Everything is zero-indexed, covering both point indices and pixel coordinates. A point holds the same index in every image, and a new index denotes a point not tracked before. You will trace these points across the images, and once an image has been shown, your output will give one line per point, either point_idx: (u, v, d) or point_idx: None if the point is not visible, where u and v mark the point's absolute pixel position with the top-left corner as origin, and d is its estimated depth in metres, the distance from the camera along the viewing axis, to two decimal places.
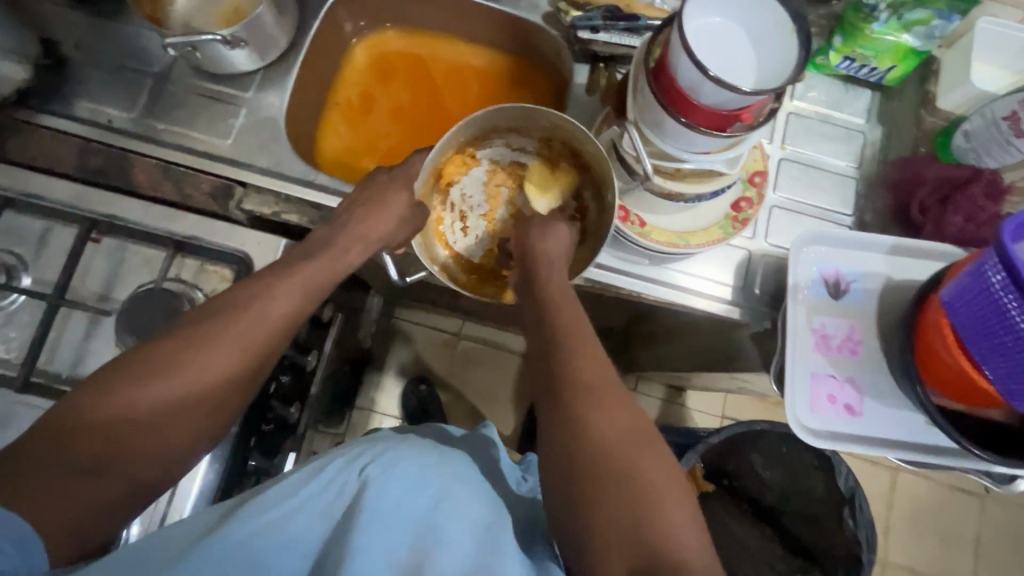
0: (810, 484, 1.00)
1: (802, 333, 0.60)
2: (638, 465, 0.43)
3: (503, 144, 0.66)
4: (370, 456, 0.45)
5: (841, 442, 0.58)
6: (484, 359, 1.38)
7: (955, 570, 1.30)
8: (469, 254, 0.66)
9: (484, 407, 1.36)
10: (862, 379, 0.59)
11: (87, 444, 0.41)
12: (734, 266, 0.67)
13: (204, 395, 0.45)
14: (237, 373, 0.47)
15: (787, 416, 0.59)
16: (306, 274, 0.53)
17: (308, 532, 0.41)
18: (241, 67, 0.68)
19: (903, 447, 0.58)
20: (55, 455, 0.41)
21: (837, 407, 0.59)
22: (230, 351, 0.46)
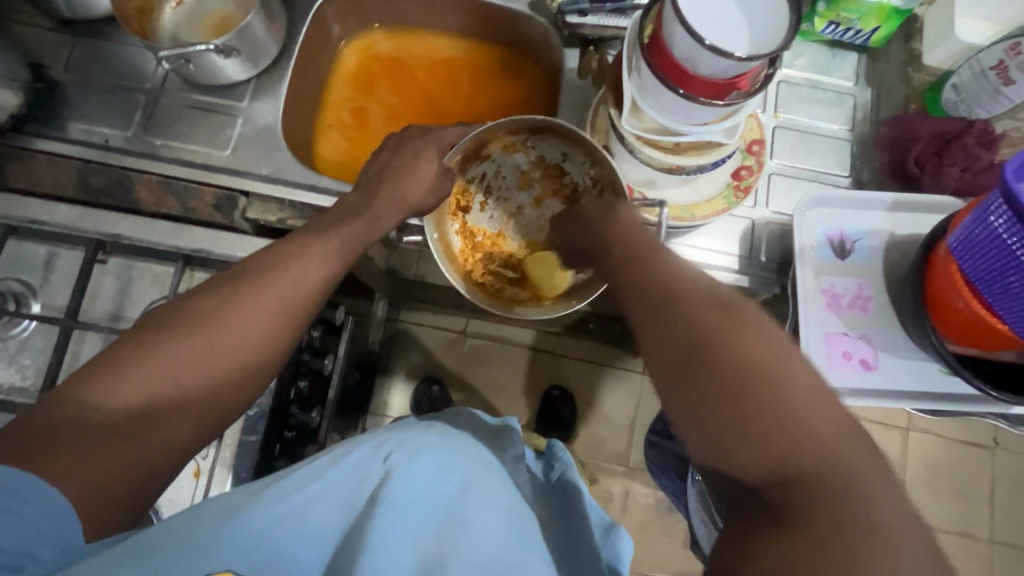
0: None
1: (812, 295, 0.61)
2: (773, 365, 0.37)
3: (557, 145, 0.66)
4: (394, 444, 0.43)
5: (860, 397, 0.59)
6: (493, 355, 1.39)
7: (974, 524, 1.32)
8: (476, 229, 0.70)
9: (497, 402, 1.37)
10: (875, 335, 0.60)
11: (120, 402, 0.41)
12: (739, 237, 0.67)
13: (223, 377, 0.46)
14: (260, 361, 0.48)
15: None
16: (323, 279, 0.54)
17: (330, 518, 0.39)
18: (235, 77, 0.68)
19: (920, 396, 0.59)
20: (86, 414, 0.40)
21: (853, 362, 0.60)
22: (244, 332, 0.47)
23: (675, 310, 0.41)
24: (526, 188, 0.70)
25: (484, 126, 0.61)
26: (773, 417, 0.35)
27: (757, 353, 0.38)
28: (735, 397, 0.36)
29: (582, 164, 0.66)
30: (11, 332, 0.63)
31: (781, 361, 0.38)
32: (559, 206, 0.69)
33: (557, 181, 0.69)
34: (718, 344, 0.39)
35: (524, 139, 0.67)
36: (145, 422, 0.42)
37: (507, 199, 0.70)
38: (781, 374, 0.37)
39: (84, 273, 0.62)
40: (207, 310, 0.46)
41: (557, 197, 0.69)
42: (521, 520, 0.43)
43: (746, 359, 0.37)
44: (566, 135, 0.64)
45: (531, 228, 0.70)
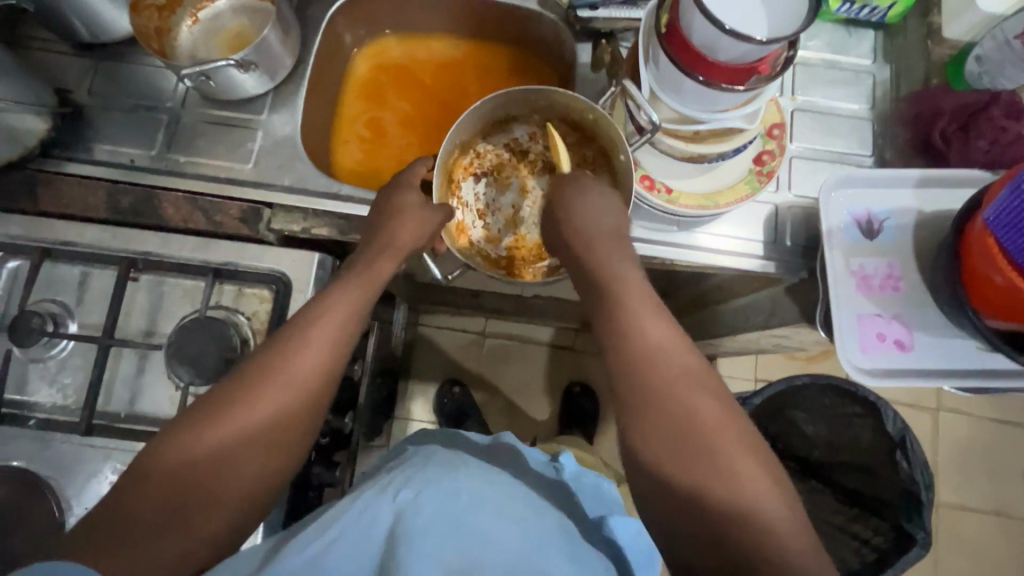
0: (858, 432, 1.02)
1: (842, 278, 0.60)
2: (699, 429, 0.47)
3: (502, 134, 0.70)
4: (399, 483, 0.46)
5: (895, 378, 0.58)
6: (513, 354, 1.46)
7: None
8: (491, 249, 0.68)
9: (520, 399, 1.44)
10: (907, 314, 0.59)
11: (165, 488, 0.45)
12: (763, 223, 0.67)
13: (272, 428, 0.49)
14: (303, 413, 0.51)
15: (840, 359, 0.58)
16: (337, 304, 0.55)
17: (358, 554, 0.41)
18: (253, 92, 0.69)
19: (958, 373, 0.58)
20: (135, 508, 0.44)
21: (888, 343, 0.59)
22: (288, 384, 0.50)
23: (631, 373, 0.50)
24: (505, 183, 0.70)
25: (446, 137, 0.62)
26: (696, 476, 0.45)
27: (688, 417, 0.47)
28: (666, 456, 0.46)
29: (536, 132, 0.69)
30: (50, 353, 0.64)
31: (704, 420, 0.47)
32: (543, 177, 0.70)
33: (524, 161, 0.70)
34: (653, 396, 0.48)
35: (475, 147, 0.69)
36: (190, 507, 0.45)
37: (500, 207, 0.69)
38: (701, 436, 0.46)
39: (119, 293, 0.63)
40: (237, 387, 0.50)
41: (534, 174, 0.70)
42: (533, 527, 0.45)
43: (679, 423, 0.47)
44: (505, 116, 0.68)
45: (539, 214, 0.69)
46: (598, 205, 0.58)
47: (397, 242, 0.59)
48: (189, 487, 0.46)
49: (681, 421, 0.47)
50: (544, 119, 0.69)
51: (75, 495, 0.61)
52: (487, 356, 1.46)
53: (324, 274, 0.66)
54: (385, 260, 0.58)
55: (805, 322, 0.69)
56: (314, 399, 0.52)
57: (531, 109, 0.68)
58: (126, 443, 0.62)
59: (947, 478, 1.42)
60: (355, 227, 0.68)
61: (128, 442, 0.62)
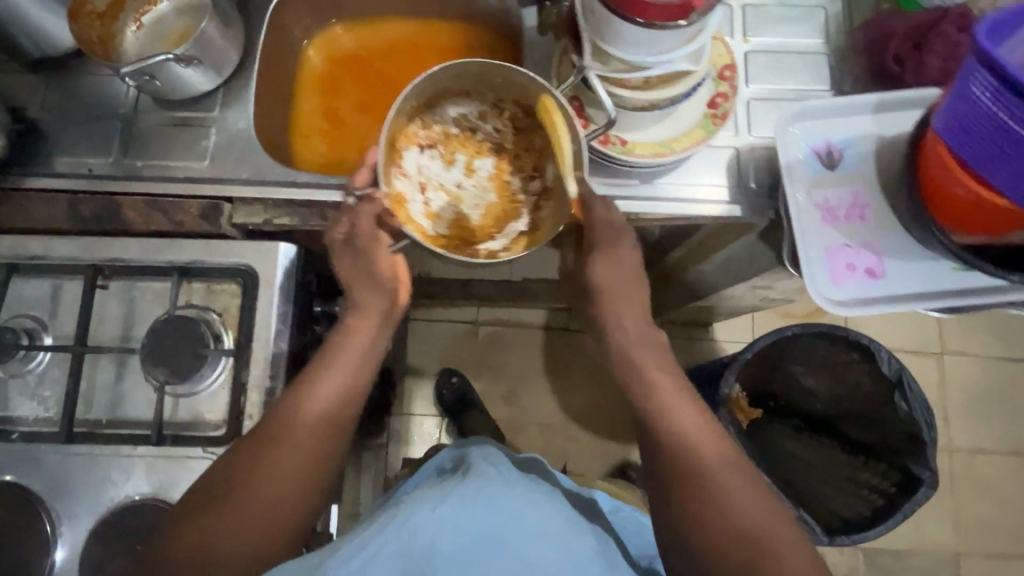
0: (857, 378, 1.00)
1: (806, 211, 0.59)
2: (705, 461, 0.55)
3: (454, 106, 0.69)
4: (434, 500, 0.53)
5: (868, 307, 0.57)
6: (509, 340, 1.46)
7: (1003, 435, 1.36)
8: (431, 228, 0.66)
9: (520, 384, 1.44)
10: (877, 241, 0.58)
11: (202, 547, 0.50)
12: (726, 167, 0.66)
13: (294, 502, 0.55)
14: (311, 473, 0.57)
15: (810, 292, 0.57)
16: (338, 359, 0.61)
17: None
18: (202, 89, 0.69)
19: (937, 295, 0.57)
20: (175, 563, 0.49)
21: (858, 273, 0.58)
22: (293, 457, 0.56)
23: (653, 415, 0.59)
24: (450, 160, 0.70)
25: (397, 101, 0.61)
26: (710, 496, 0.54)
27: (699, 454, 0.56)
28: (685, 485, 0.55)
29: (487, 111, 0.69)
30: (28, 367, 0.64)
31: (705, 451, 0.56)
32: (489, 158, 0.70)
33: (470, 140, 0.70)
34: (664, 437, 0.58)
35: (423, 116, 0.68)
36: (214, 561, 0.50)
37: (444, 183, 0.68)
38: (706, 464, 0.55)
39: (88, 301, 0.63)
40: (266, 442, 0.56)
41: (478, 154, 0.70)
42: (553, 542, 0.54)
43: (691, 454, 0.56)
44: (458, 89, 0.67)
45: (479, 196, 0.69)
46: (610, 267, 0.63)
47: (378, 281, 0.63)
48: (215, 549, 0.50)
49: (691, 459, 0.56)
50: (497, 96, 0.68)
51: (65, 504, 0.61)
52: (483, 345, 1.46)
53: (296, 263, 0.66)
54: (370, 303, 0.63)
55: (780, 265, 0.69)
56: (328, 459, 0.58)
57: (487, 87, 0.67)
58: (111, 447, 0.62)
59: (958, 421, 1.41)
60: (317, 213, 0.68)
61: (114, 446, 0.62)
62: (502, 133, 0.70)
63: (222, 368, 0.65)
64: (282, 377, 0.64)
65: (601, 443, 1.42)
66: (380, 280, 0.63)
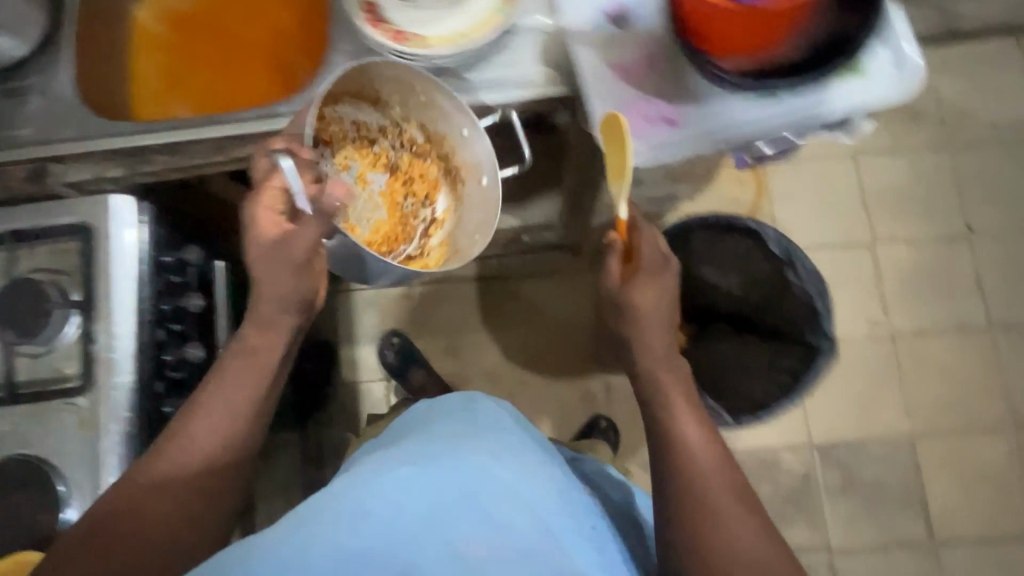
0: (756, 264, 1.01)
1: (600, 72, 0.67)
2: (716, 507, 0.66)
3: (349, 107, 0.77)
4: (410, 468, 0.60)
5: (665, 149, 0.67)
6: (444, 297, 1.46)
7: (930, 312, 1.39)
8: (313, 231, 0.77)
9: (461, 339, 1.45)
10: (667, 89, 0.68)
11: (137, 510, 0.59)
12: (530, 48, 0.69)
13: (181, 525, 0.62)
14: (194, 496, 0.63)
15: (593, 135, 0.66)
16: (246, 365, 0.68)
17: (356, 540, 0.52)
18: (16, 55, 0.70)
19: (732, 125, 0.66)
20: (106, 523, 0.58)
21: (654, 121, 0.67)
22: (206, 433, 0.65)
23: (670, 434, 0.72)
24: (348, 169, 0.82)
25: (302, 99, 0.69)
26: (708, 515, 0.66)
27: (712, 492, 0.67)
28: (689, 506, 0.67)
29: (387, 125, 0.80)
30: None
31: (717, 490, 0.68)
32: (381, 174, 0.84)
33: (365, 150, 0.82)
34: (678, 464, 0.70)
35: (324, 121, 0.77)
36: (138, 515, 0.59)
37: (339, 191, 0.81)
38: (710, 482, 0.68)
39: None
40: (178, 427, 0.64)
41: (371, 167, 0.83)
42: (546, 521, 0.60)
43: (705, 485, 0.68)
44: (360, 94, 0.75)
45: (370, 211, 0.83)
46: (649, 291, 0.76)
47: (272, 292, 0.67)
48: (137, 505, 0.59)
49: (708, 508, 0.67)
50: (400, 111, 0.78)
51: None
52: (419, 304, 1.46)
53: (146, 217, 0.69)
54: (268, 306, 0.68)
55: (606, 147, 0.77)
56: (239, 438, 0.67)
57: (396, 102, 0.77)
58: None
59: (898, 307, 1.40)
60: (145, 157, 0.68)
61: None
62: (398, 148, 0.83)
63: (74, 324, 0.65)
64: (148, 325, 0.68)
65: (548, 384, 1.42)
66: (290, 291, 0.68)
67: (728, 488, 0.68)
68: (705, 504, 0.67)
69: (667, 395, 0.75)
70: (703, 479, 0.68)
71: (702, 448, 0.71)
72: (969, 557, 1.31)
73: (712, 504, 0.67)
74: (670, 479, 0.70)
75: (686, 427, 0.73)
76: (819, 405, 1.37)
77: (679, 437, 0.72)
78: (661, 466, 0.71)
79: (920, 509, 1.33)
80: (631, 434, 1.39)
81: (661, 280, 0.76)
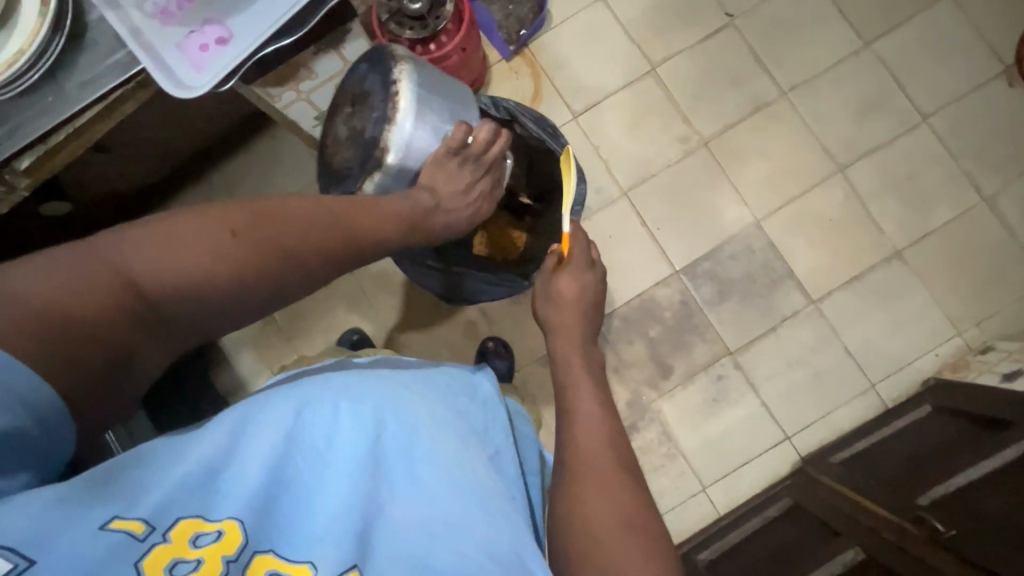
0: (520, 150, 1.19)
1: (146, 23, 0.81)
2: (590, 479, 0.66)
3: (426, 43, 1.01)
4: (374, 416, 0.57)
5: (227, 63, 0.81)
6: (303, 305, 1.47)
7: (722, 103, 1.45)
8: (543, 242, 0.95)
9: (337, 333, 1.46)
10: (214, 16, 0.82)
11: (129, 259, 0.55)
12: (104, 40, 0.81)
13: (164, 289, 0.56)
14: (196, 277, 0.57)
15: (158, 84, 0.80)
16: (351, 212, 0.70)
17: (315, 485, 0.53)
18: None
19: (275, 19, 0.81)
20: (104, 247, 0.54)
21: (213, 47, 0.82)
22: (270, 240, 0.62)
23: (569, 424, 0.73)
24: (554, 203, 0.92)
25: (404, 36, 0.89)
26: (580, 495, 0.65)
27: (587, 477, 0.66)
28: (568, 482, 0.67)
29: None
30: None
31: (600, 474, 0.66)
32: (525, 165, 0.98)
33: None
34: (566, 443, 0.71)
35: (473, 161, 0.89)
36: (135, 278, 0.54)
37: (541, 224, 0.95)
38: (591, 461, 0.68)
39: None
40: (276, 207, 0.64)
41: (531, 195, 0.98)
42: (482, 493, 0.58)
43: (580, 456, 0.69)
44: None
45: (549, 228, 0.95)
46: (580, 275, 0.94)
47: (369, 221, 0.72)
48: (144, 261, 0.55)
49: (589, 483, 0.65)
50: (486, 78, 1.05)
51: None
52: (283, 319, 1.47)
53: None
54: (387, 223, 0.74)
55: (196, 86, 0.81)
56: (285, 282, 0.64)
57: None
58: None
59: (696, 113, 1.45)
60: None
61: None
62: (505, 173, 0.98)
63: None
64: None
65: (434, 332, 1.45)
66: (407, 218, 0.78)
67: (606, 464, 0.67)
68: (581, 483, 0.66)
69: (576, 395, 0.76)
70: (581, 468, 0.67)
71: (586, 432, 0.71)
72: (848, 301, 1.38)
73: (588, 483, 0.66)
74: (561, 458, 0.70)
75: (586, 413, 0.73)
76: (668, 233, 1.42)
77: (575, 425, 0.72)
78: (562, 447, 0.71)
79: (790, 280, 1.40)
80: (521, 342, 1.44)
81: (595, 379, 0.80)
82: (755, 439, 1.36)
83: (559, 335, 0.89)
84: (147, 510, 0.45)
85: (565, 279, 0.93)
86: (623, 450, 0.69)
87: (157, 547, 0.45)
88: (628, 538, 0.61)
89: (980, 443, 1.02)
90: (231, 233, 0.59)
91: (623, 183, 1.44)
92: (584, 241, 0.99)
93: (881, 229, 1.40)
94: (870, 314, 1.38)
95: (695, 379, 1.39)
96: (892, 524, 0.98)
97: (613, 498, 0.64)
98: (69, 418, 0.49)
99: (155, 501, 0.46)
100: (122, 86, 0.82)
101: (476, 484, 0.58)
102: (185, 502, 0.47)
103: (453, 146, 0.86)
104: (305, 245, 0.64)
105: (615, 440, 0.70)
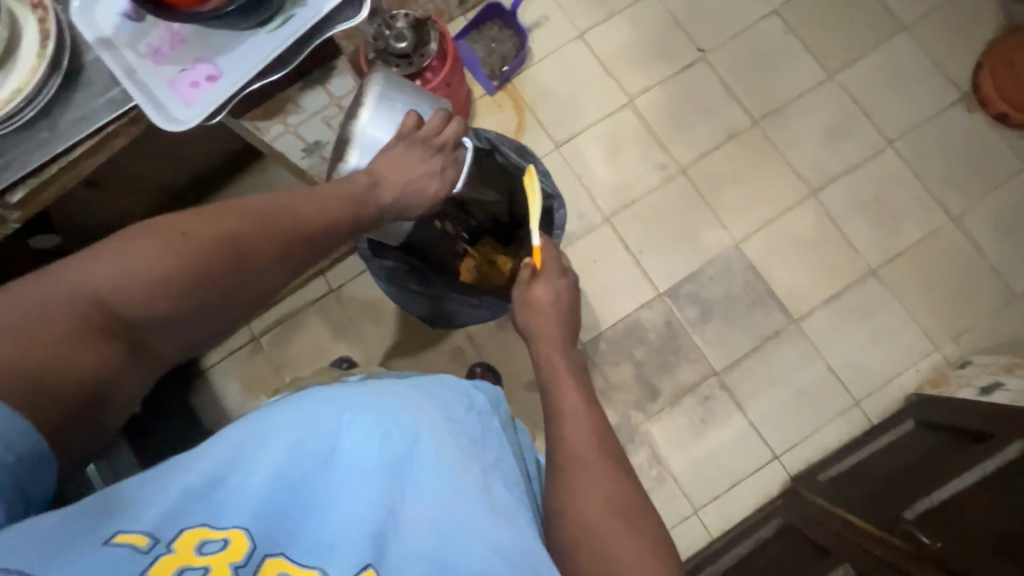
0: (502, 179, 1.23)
1: (141, 61, 0.85)
2: (580, 472, 0.67)
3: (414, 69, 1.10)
4: (373, 423, 0.57)
5: (216, 99, 0.85)
6: (290, 332, 1.47)
7: (697, 133, 1.51)
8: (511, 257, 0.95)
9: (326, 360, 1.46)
10: (205, 53, 0.86)
11: (102, 276, 0.57)
12: (101, 76, 0.84)
13: (134, 295, 0.59)
14: (161, 276, 0.60)
15: (149, 117, 0.84)
16: (307, 200, 0.75)
17: (319, 494, 0.53)
18: None
19: (263, 54, 0.84)
20: (76, 272, 0.57)
21: (205, 83, 0.85)
22: (223, 232, 0.65)
23: (558, 422, 0.74)
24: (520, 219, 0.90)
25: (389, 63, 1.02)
26: (573, 489, 0.66)
27: (577, 470, 0.67)
28: (558, 478, 0.68)
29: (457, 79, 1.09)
30: None
31: (590, 466, 0.68)
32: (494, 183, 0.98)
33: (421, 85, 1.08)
34: (556, 441, 0.72)
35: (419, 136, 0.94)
36: (105, 294, 0.57)
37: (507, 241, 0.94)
38: (581, 455, 0.69)
39: None
40: (224, 206, 0.68)
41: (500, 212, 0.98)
42: (487, 496, 0.57)
43: (570, 451, 0.70)
44: None
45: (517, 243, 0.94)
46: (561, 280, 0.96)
47: (326, 206, 0.76)
48: (114, 278, 0.58)
49: (578, 475, 0.67)
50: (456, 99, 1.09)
51: None
52: (270, 349, 1.47)
53: None
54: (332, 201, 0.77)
55: (187, 119, 0.84)
56: (251, 269, 0.67)
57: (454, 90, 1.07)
58: None
59: (673, 142, 1.51)
60: None
61: None
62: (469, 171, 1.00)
63: None
64: None
65: (423, 356, 1.46)
66: (359, 198, 0.81)
67: (594, 457, 0.69)
68: (572, 476, 0.67)
69: (563, 396, 0.78)
70: (572, 463, 0.68)
71: (574, 430, 0.72)
72: (827, 320, 1.41)
73: (578, 476, 0.67)
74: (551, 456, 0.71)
75: (573, 412, 0.75)
76: (650, 257, 1.46)
77: (563, 423, 0.74)
78: (552, 445, 0.72)
79: (771, 301, 1.43)
80: (509, 364, 1.45)
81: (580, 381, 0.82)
82: (744, 459, 1.36)
83: (542, 341, 0.91)
84: (149, 523, 0.46)
85: (543, 289, 0.94)
86: (610, 445, 0.71)
87: (162, 557, 0.45)
88: (616, 520, 0.63)
89: (965, 452, 1.04)
90: (180, 238, 0.62)
91: (604, 209, 1.48)
92: (555, 252, 1.00)
93: (856, 249, 1.44)
94: (849, 332, 1.40)
95: (682, 400, 1.40)
96: (881, 540, 0.98)
97: (604, 490, 0.65)
98: (48, 453, 0.49)
99: (159, 514, 0.47)
100: (115, 121, 0.85)
101: (482, 486, 0.58)
102: (186, 514, 0.48)
103: (403, 132, 0.92)
104: (260, 235, 0.68)
105: (603, 435, 0.72)
